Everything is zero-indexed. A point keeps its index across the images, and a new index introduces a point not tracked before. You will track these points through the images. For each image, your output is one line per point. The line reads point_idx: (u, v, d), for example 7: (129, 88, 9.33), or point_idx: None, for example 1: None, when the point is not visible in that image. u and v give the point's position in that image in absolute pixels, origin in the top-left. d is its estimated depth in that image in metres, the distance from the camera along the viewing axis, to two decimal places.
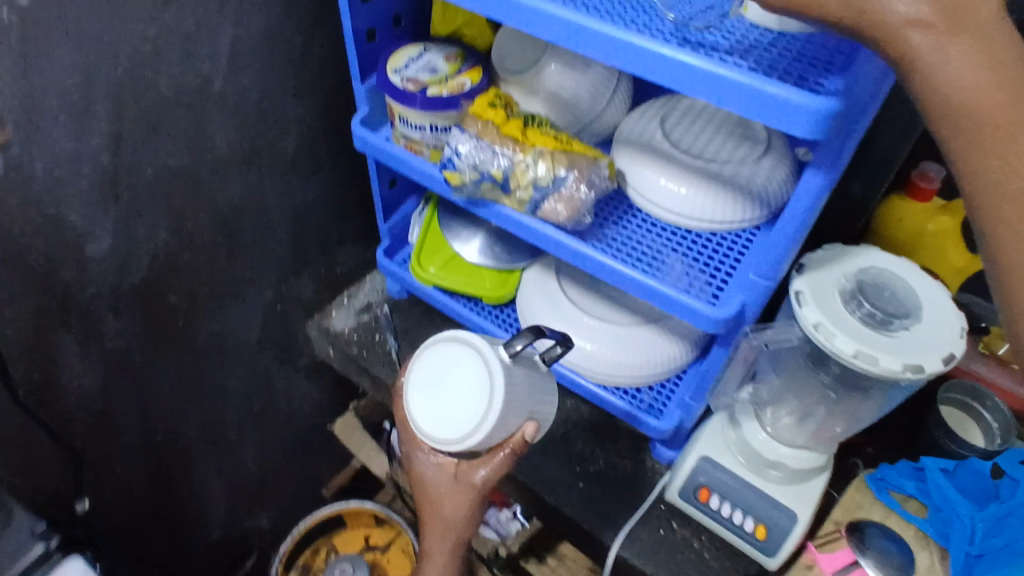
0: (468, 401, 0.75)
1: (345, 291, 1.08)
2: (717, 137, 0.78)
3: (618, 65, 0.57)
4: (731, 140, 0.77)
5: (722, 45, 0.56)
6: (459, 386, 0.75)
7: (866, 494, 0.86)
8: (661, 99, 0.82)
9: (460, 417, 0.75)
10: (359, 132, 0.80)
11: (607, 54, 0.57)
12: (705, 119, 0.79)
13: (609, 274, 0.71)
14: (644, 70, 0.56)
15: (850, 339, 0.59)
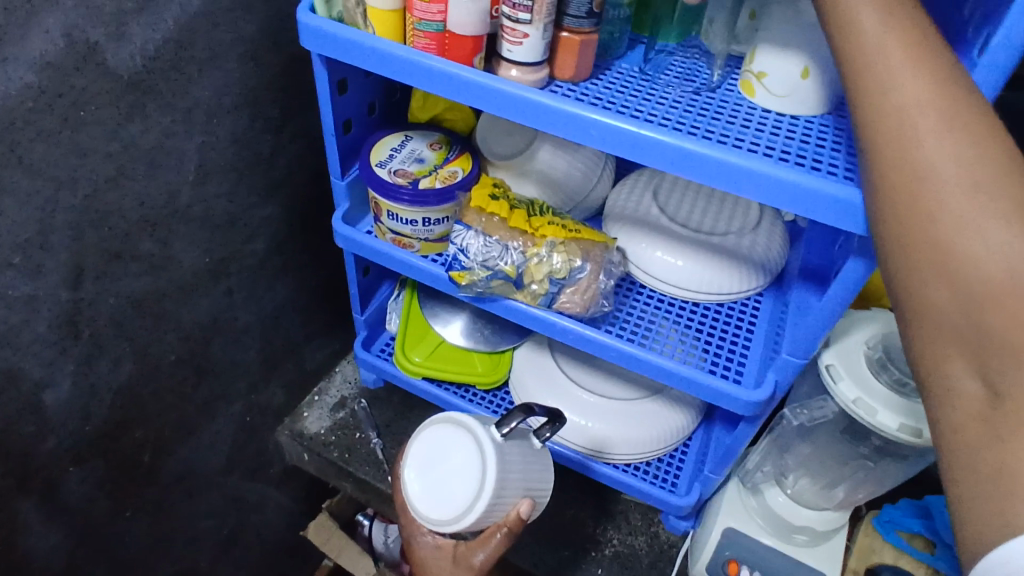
0: (463, 474, 0.61)
1: (315, 389, 1.00)
2: (711, 209, 0.77)
3: (634, 159, 0.54)
4: (723, 211, 0.77)
5: (746, 136, 0.55)
6: (452, 461, 0.61)
7: (875, 537, 0.87)
8: (645, 171, 0.81)
9: (449, 496, 0.60)
10: (341, 229, 0.74)
11: (622, 147, 0.54)
12: (694, 190, 0.78)
13: (631, 362, 0.68)
14: (662, 163, 0.53)
15: (893, 413, 0.59)
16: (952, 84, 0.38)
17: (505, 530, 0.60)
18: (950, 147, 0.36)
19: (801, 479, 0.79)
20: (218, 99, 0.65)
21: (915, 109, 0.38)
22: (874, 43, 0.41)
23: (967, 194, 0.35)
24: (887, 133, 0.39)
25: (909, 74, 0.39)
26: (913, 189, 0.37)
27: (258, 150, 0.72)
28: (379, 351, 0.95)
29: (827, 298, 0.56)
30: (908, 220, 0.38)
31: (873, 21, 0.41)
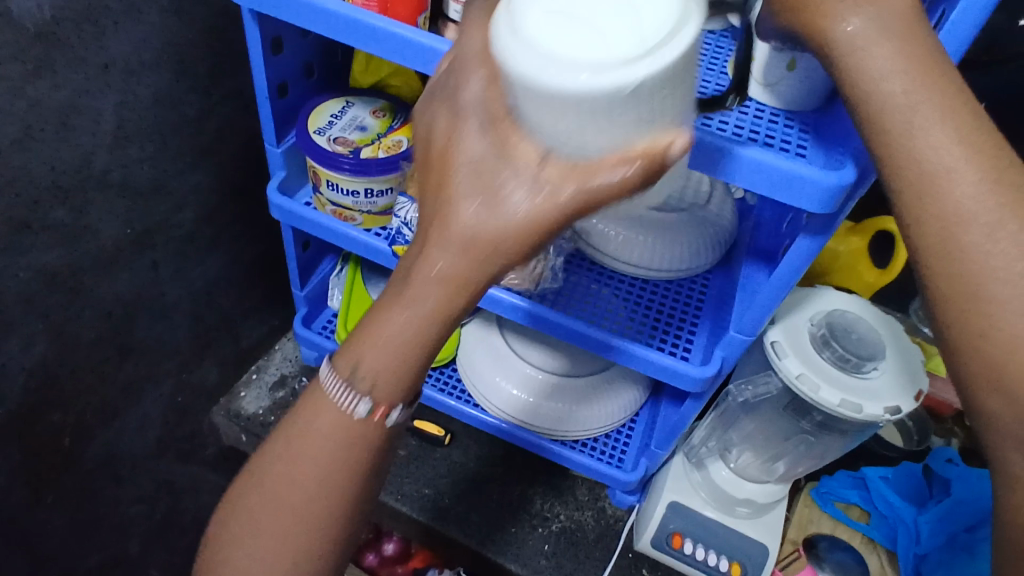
0: (631, 9, 0.34)
1: (252, 366, 0.96)
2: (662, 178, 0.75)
3: None
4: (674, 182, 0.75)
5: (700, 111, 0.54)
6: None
7: (814, 508, 0.89)
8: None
9: (598, 41, 0.33)
10: (276, 199, 0.70)
11: None
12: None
13: (580, 338, 0.68)
14: None
15: (835, 389, 0.59)
16: (968, 122, 0.38)
17: (636, 173, 0.35)
18: (968, 190, 0.37)
19: (744, 454, 0.81)
20: (138, 54, 0.60)
21: (934, 155, 0.38)
22: (884, 82, 0.39)
23: (983, 241, 0.37)
24: (908, 182, 0.39)
25: (921, 116, 0.38)
26: (926, 190, 0.38)
27: (184, 112, 0.67)
28: (320, 329, 0.91)
29: (774, 274, 0.56)
30: (936, 257, 0.39)
31: (882, 59, 0.39)
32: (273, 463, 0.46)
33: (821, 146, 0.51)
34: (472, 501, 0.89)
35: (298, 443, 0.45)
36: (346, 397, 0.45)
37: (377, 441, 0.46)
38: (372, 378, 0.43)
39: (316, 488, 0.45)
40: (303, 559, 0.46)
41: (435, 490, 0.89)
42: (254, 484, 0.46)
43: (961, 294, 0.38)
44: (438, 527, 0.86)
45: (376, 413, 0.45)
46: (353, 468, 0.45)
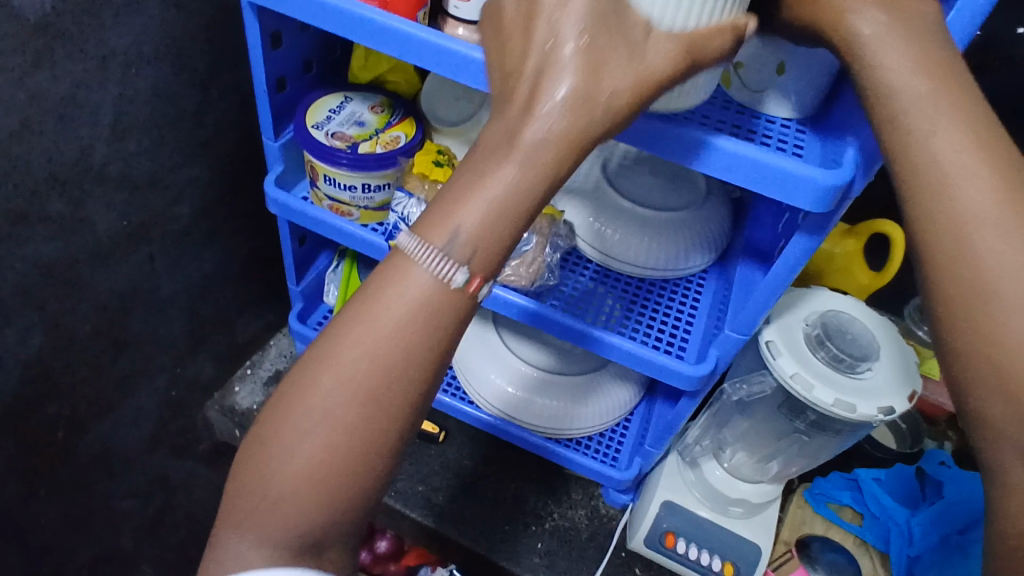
0: None
1: (247, 361, 0.97)
2: (656, 182, 0.76)
3: None
4: (669, 186, 0.76)
5: (697, 109, 0.54)
6: None
7: (806, 509, 0.90)
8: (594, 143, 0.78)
9: None
10: (274, 194, 0.70)
11: None
12: (643, 164, 0.76)
13: (576, 336, 0.68)
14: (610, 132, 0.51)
15: (828, 388, 0.60)
16: (984, 127, 0.39)
17: (731, 44, 0.42)
18: (984, 192, 0.38)
19: (738, 453, 0.81)
20: (137, 47, 0.60)
21: (952, 156, 0.39)
22: (906, 82, 0.41)
23: (999, 244, 0.37)
24: (925, 182, 0.40)
25: (941, 116, 0.40)
26: (941, 191, 0.39)
27: (182, 106, 0.67)
28: (316, 324, 0.91)
29: (770, 273, 0.56)
30: (948, 258, 0.39)
31: (904, 61, 0.41)
32: (348, 338, 0.40)
33: (817, 146, 0.52)
34: (466, 499, 0.89)
35: (379, 317, 0.40)
36: (441, 263, 0.40)
37: (464, 316, 0.42)
38: (477, 236, 0.40)
39: (401, 367, 0.40)
40: (374, 452, 0.40)
41: (429, 488, 0.89)
42: (320, 366, 0.40)
43: (964, 293, 0.38)
44: (432, 525, 0.86)
45: (472, 283, 0.41)
46: (439, 347, 0.41)
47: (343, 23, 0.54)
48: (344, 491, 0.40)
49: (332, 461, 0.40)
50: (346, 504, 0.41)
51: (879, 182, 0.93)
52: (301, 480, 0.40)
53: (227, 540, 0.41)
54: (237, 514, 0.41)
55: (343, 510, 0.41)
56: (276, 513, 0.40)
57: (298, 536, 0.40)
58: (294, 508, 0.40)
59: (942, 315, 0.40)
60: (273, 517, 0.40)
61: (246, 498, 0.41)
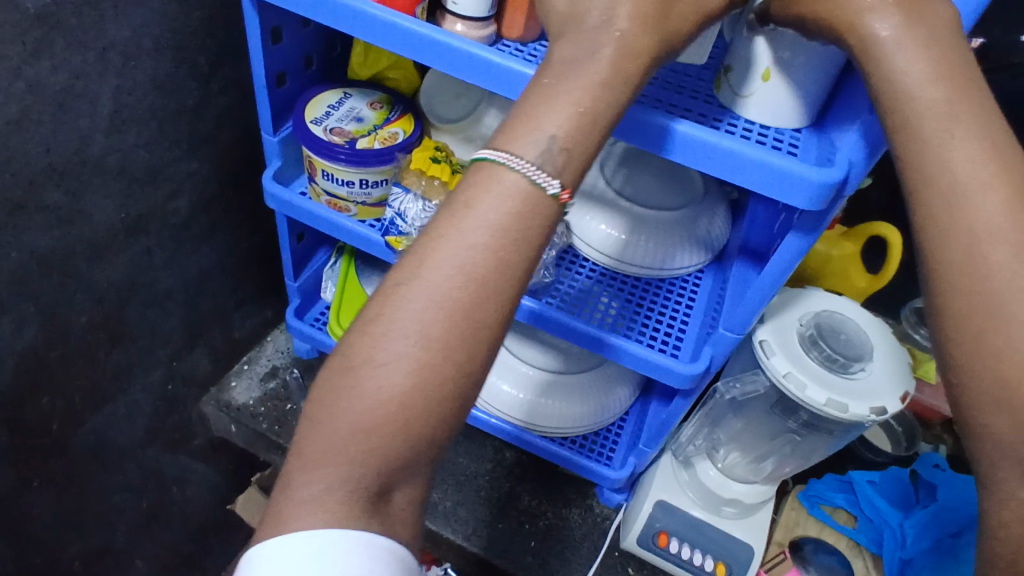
0: None
1: (243, 358, 0.97)
2: (662, 188, 0.76)
3: None
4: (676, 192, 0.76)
5: (693, 107, 0.54)
6: None
7: (800, 510, 0.89)
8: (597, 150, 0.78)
9: None
10: (271, 188, 0.70)
11: None
12: (648, 170, 0.76)
13: (571, 334, 0.68)
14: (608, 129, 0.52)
15: (821, 388, 0.60)
16: (1001, 139, 0.39)
17: None
18: (997, 207, 0.38)
19: (732, 453, 0.81)
20: (136, 40, 0.61)
21: (969, 168, 0.39)
22: (925, 90, 0.40)
23: (1011, 261, 0.38)
24: (937, 193, 0.40)
25: (957, 126, 0.40)
26: (952, 203, 0.39)
27: (182, 100, 0.68)
28: (312, 321, 0.91)
29: (765, 272, 0.56)
30: (956, 272, 0.39)
31: (925, 68, 0.40)
32: (442, 251, 0.41)
33: (814, 143, 0.52)
34: (461, 498, 0.89)
35: (471, 230, 0.42)
36: (535, 173, 0.42)
37: (549, 234, 0.44)
38: (569, 146, 0.43)
39: (494, 280, 0.41)
40: (469, 368, 0.41)
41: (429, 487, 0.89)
42: (413, 281, 0.41)
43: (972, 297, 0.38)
44: (429, 524, 0.86)
45: (562, 196, 0.43)
46: (529, 265, 0.43)
47: (350, 18, 0.54)
48: (431, 412, 0.41)
49: (426, 378, 0.40)
50: (431, 429, 0.41)
51: (876, 186, 0.93)
52: (391, 401, 0.40)
53: (307, 475, 0.40)
54: (319, 446, 0.41)
55: (427, 434, 0.41)
56: (364, 439, 0.40)
57: (382, 466, 0.41)
58: (384, 431, 0.40)
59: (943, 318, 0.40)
60: (361, 443, 0.40)
61: (330, 426, 0.41)
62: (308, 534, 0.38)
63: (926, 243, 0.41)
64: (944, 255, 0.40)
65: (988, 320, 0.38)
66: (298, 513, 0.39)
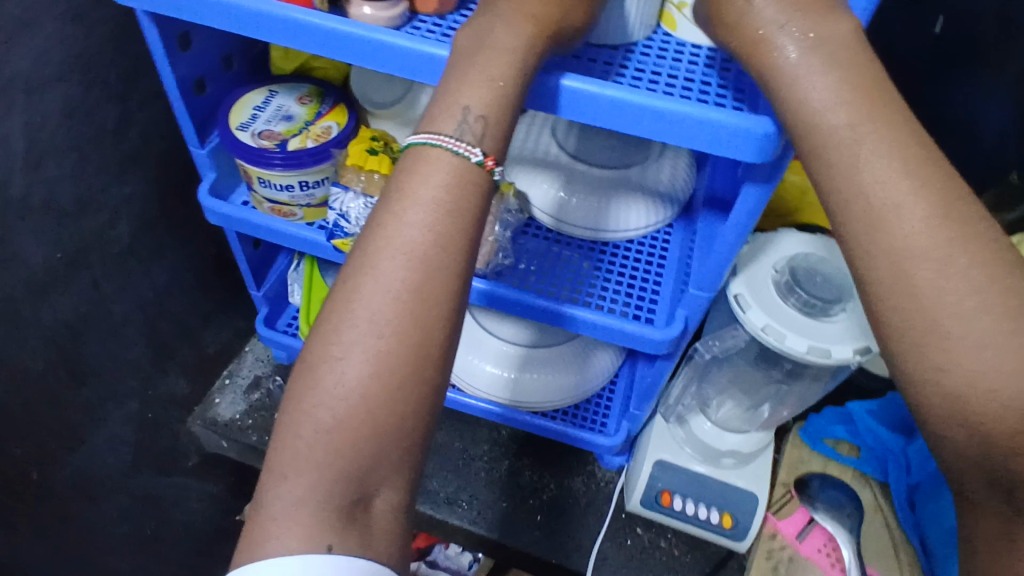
0: None
1: (223, 373, 0.97)
2: (646, 157, 0.71)
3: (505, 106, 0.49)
4: (664, 158, 0.71)
5: (581, 52, 0.51)
6: None
7: (804, 448, 0.88)
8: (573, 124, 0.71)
9: None
10: (209, 204, 0.67)
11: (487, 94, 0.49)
12: (635, 137, 0.71)
13: (536, 312, 0.66)
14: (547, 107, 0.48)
15: (801, 336, 0.58)
16: (917, 153, 0.39)
17: None
18: (924, 219, 0.37)
19: (725, 404, 0.80)
20: (37, 70, 0.57)
21: (883, 187, 0.38)
22: (829, 111, 0.40)
23: (939, 271, 0.36)
24: (855, 213, 0.39)
25: (871, 148, 0.39)
26: (881, 215, 0.38)
27: (99, 124, 0.64)
28: (284, 328, 0.89)
29: (726, 229, 0.54)
30: (894, 280, 0.37)
31: (824, 91, 0.41)
32: (386, 239, 0.40)
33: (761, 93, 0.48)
34: (461, 482, 0.88)
35: (408, 213, 0.40)
36: (456, 145, 0.42)
37: (484, 205, 0.42)
38: (485, 113, 0.42)
39: (436, 256, 0.40)
40: (423, 358, 0.39)
41: (450, 486, 0.88)
42: (360, 272, 0.40)
43: (908, 303, 0.37)
44: (456, 523, 0.85)
45: (487, 163, 0.42)
46: (468, 240, 0.41)
47: (262, 25, 0.50)
48: (396, 408, 0.38)
49: (382, 369, 0.38)
50: (398, 425, 0.38)
51: None
52: (351, 398, 0.38)
53: (279, 489, 0.37)
54: (286, 458, 0.38)
55: (395, 435, 0.38)
56: (331, 442, 0.37)
57: (354, 470, 0.38)
58: (348, 431, 0.38)
59: (893, 310, 0.37)
60: (326, 443, 0.37)
61: (302, 445, 0.38)
62: (283, 555, 0.36)
63: (864, 236, 0.39)
64: (866, 261, 0.39)
65: (933, 327, 0.36)
66: (274, 530, 0.37)
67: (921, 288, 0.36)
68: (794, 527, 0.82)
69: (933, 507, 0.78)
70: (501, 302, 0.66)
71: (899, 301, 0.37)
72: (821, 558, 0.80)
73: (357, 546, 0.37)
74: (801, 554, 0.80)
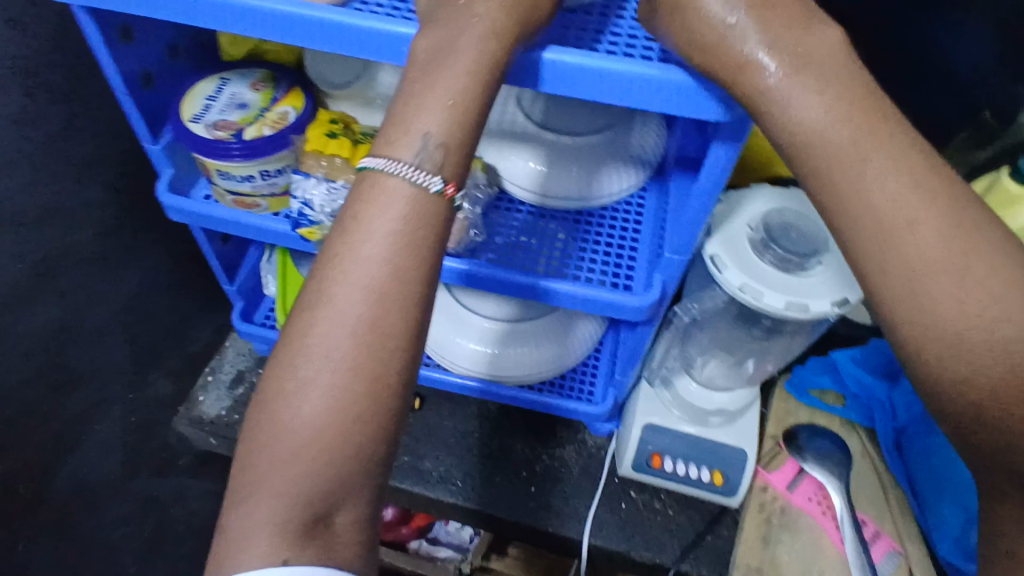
0: None
1: (205, 369, 0.96)
2: (614, 121, 0.69)
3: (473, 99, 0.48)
4: (632, 119, 0.70)
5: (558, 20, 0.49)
6: None
7: (790, 400, 0.89)
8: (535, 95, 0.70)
9: None
10: (169, 201, 0.65)
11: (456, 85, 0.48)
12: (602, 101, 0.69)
13: (513, 288, 0.65)
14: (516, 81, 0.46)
15: (778, 293, 0.57)
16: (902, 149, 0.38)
17: None
18: (915, 214, 0.37)
19: (710, 363, 0.80)
20: None
21: (876, 186, 0.38)
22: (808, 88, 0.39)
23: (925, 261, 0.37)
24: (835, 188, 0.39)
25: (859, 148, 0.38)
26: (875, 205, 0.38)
27: (48, 128, 0.62)
28: (262, 320, 0.88)
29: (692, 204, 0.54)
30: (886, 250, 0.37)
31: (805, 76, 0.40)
32: (343, 271, 0.39)
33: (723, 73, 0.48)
34: (454, 460, 0.88)
35: (366, 245, 0.39)
36: (414, 174, 0.40)
37: (443, 238, 0.41)
38: (445, 140, 0.41)
39: (395, 291, 0.39)
40: (382, 395, 0.38)
41: (441, 464, 0.88)
42: (318, 303, 0.39)
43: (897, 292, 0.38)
44: (450, 500, 0.85)
45: (448, 191, 0.41)
46: (428, 275, 0.40)
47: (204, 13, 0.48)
48: (356, 440, 0.38)
49: (340, 404, 0.38)
50: (359, 457, 0.38)
51: None
52: (309, 430, 0.37)
53: (236, 515, 0.37)
54: (244, 486, 0.37)
55: (356, 467, 0.38)
56: (292, 473, 0.37)
57: (314, 498, 0.37)
58: (306, 462, 0.37)
59: (877, 275, 0.37)
60: (284, 474, 0.37)
61: (261, 483, 0.37)
62: None
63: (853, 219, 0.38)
64: (846, 230, 0.39)
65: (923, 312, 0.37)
66: (234, 553, 0.36)
67: (913, 270, 0.37)
68: (783, 478, 0.83)
69: (923, 446, 0.80)
70: (477, 279, 0.65)
71: (890, 284, 0.38)
72: (812, 506, 0.81)
73: (317, 557, 0.36)
74: (791, 504, 0.81)
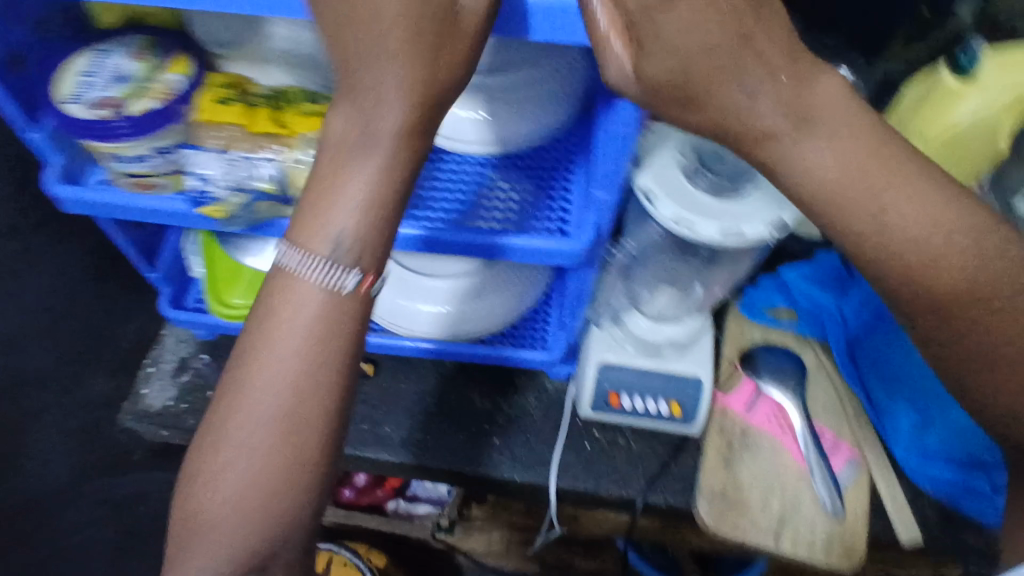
0: None
1: (146, 361, 0.91)
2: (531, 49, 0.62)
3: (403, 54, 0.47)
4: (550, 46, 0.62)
5: None
6: None
7: (746, 322, 0.88)
8: (492, 39, 0.60)
9: None
10: (62, 192, 0.60)
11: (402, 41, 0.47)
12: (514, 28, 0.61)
13: (443, 244, 0.62)
14: None
15: (712, 222, 0.55)
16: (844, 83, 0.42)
17: None
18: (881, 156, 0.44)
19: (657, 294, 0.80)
20: None
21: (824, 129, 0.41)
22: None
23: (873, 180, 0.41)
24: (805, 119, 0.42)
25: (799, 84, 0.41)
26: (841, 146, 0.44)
27: None
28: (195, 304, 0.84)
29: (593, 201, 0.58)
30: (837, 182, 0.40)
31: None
32: (265, 362, 0.43)
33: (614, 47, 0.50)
34: (413, 420, 0.87)
35: (284, 339, 0.43)
36: (324, 272, 0.43)
37: (359, 331, 0.45)
38: (361, 237, 0.43)
39: (313, 382, 0.43)
40: (307, 476, 0.43)
41: (399, 426, 0.87)
42: (244, 392, 0.43)
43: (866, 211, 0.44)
44: (411, 460, 0.84)
45: (362, 285, 0.44)
46: (344, 359, 0.44)
47: None
48: (284, 510, 0.43)
49: (268, 484, 0.43)
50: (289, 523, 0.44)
51: None
52: (241, 506, 0.43)
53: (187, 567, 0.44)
54: (191, 544, 0.44)
55: (287, 527, 0.44)
56: (229, 538, 0.43)
57: (250, 556, 0.43)
58: (241, 533, 0.43)
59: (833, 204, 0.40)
60: (223, 540, 0.43)
61: (200, 544, 0.43)
62: None
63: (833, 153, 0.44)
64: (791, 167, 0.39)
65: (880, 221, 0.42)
66: None
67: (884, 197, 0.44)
68: (742, 401, 0.83)
69: (880, 354, 0.81)
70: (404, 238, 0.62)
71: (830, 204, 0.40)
72: (772, 425, 0.82)
73: None
74: (752, 426, 0.82)
